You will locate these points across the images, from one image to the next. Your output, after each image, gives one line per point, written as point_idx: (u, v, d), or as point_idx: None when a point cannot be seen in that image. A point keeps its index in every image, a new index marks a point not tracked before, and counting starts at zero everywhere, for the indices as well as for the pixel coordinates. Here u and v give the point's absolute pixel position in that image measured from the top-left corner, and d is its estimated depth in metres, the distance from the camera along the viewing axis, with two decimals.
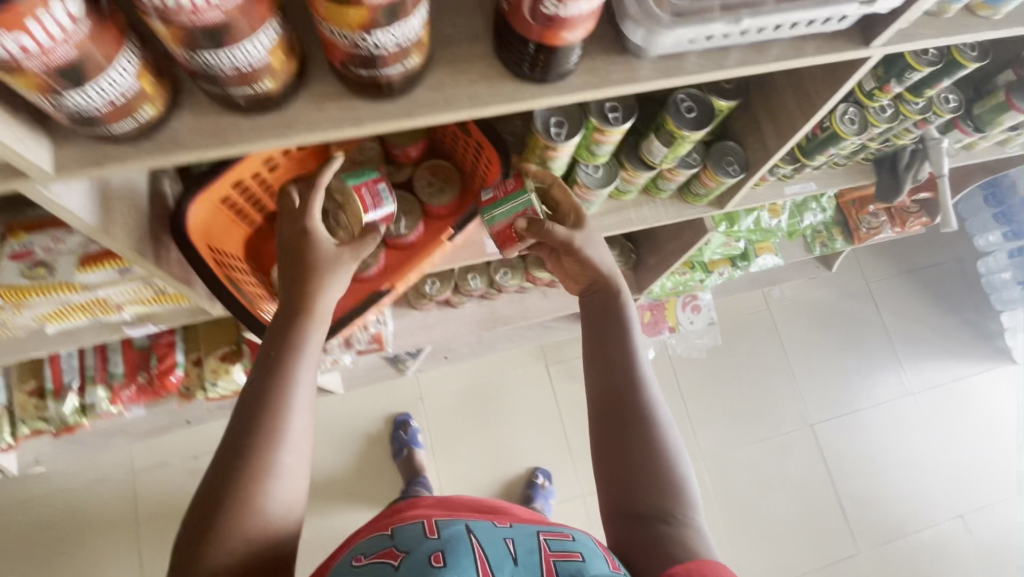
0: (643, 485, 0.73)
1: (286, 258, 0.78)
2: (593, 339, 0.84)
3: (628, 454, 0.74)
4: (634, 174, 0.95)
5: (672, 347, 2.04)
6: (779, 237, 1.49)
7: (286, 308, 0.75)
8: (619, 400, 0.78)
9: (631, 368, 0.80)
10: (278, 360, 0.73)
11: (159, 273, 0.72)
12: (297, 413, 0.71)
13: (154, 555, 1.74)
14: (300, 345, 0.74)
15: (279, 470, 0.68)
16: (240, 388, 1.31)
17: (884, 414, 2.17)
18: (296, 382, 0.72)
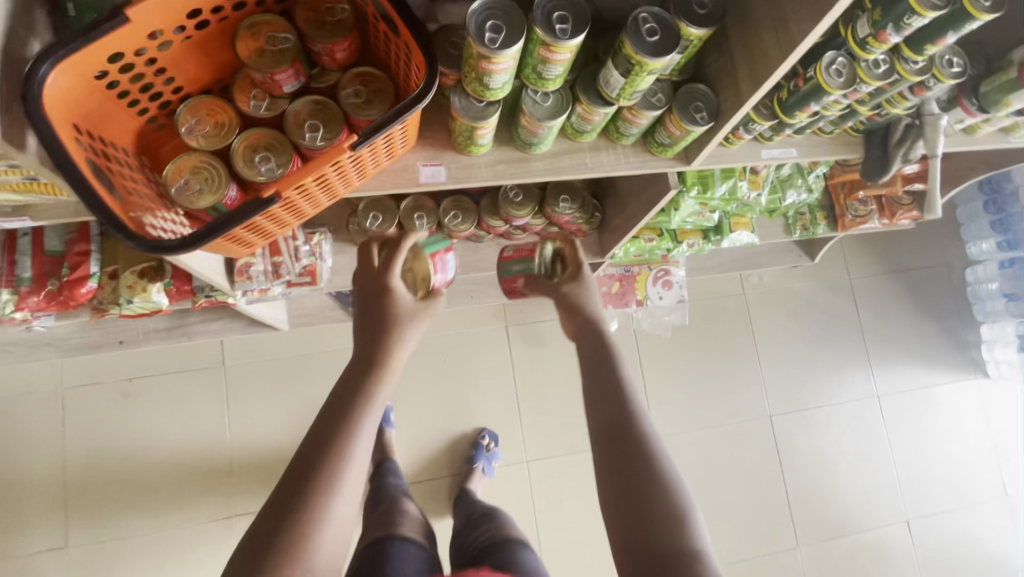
0: (659, 526, 0.65)
1: (363, 316, 0.89)
2: (586, 375, 0.80)
3: (639, 496, 0.67)
4: (590, 110, 0.84)
5: (638, 322, 1.97)
6: (756, 212, 1.40)
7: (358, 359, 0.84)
8: (620, 439, 0.72)
9: (630, 404, 0.75)
10: (347, 407, 0.79)
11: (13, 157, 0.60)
12: (356, 459, 0.76)
13: (78, 475, 1.70)
14: (365, 391, 0.81)
15: (333, 512, 0.72)
16: (159, 308, 1.22)
17: (847, 413, 2.12)
18: (359, 427, 0.78)
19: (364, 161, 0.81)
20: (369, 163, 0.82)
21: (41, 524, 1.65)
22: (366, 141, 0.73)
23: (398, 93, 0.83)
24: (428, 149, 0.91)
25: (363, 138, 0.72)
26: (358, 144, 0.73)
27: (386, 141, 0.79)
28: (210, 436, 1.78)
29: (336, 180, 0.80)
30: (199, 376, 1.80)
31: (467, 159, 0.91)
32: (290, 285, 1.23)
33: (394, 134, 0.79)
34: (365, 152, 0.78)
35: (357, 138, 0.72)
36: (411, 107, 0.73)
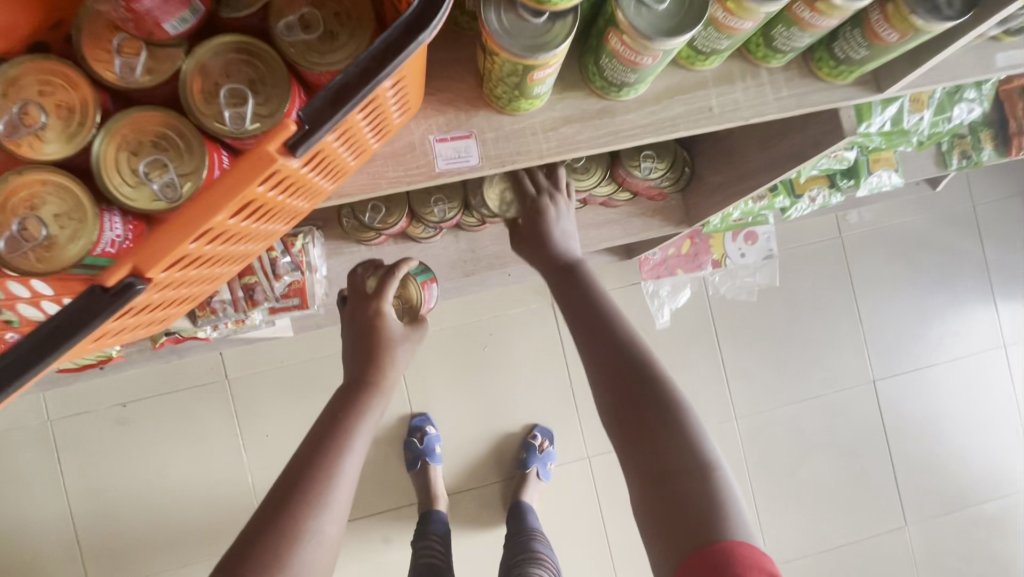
0: (662, 452, 0.62)
1: (353, 339, 0.79)
2: (569, 317, 0.72)
3: (642, 427, 0.63)
4: (738, 13, 0.46)
5: (713, 286, 1.61)
6: (908, 145, 0.99)
7: (350, 374, 0.75)
8: (619, 371, 0.66)
9: (620, 342, 0.67)
10: (344, 413, 0.70)
11: None
12: (354, 459, 0.66)
13: (87, 511, 1.51)
14: (364, 403, 0.72)
15: (330, 512, 0.62)
16: (109, 356, 0.91)
17: (964, 367, 1.77)
18: (360, 429, 0.69)
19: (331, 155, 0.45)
20: (341, 154, 0.46)
21: (55, 567, 1.49)
22: (328, 123, 0.36)
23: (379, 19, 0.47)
24: (444, 114, 0.54)
25: (309, 122, 0.36)
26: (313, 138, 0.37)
27: (363, 112, 0.43)
28: (225, 458, 1.55)
29: (285, 196, 0.45)
30: (202, 392, 1.55)
31: (510, 122, 0.54)
32: (273, 311, 0.89)
33: (380, 96, 0.43)
34: (329, 140, 0.42)
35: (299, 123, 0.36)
36: (410, 46, 0.36)
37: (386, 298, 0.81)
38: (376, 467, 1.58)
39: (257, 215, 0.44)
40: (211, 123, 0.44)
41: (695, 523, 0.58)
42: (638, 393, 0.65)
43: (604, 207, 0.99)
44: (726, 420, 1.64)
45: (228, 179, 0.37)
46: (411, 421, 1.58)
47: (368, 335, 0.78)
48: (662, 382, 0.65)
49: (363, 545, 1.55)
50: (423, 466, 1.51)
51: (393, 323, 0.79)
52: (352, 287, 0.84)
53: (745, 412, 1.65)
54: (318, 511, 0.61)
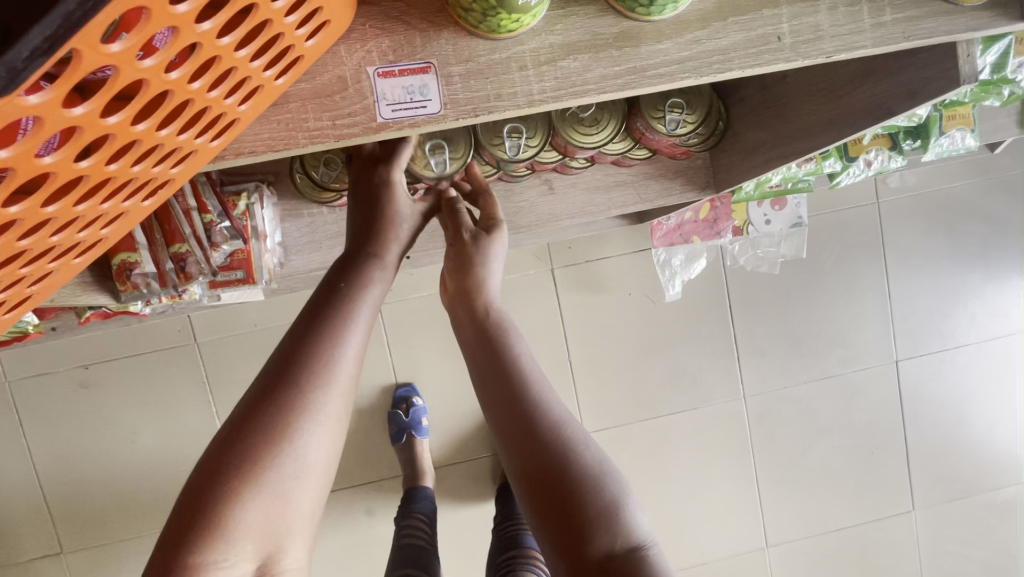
0: (578, 511, 0.48)
1: (355, 203, 0.62)
2: (473, 365, 0.58)
3: (549, 481, 0.49)
4: None
5: (731, 255, 1.45)
6: (995, 99, 0.80)
7: (348, 244, 0.61)
8: (537, 420, 0.52)
9: (534, 397, 0.54)
10: (347, 285, 0.56)
11: None
12: (358, 333, 0.54)
13: (55, 476, 1.43)
14: (368, 275, 0.57)
15: (333, 386, 0.51)
16: (24, 332, 0.78)
17: (996, 349, 1.63)
18: (365, 301, 0.55)
19: (183, 98, 0.30)
20: (205, 94, 0.31)
21: (26, 531, 1.44)
22: (37, 28, 0.23)
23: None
24: (391, 35, 0.37)
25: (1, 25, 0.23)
26: (36, 55, 0.24)
27: (215, 19, 0.28)
28: (198, 425, 1.46)
29: (100, 160, 0.30)
30: (171, 357, 1.43)
31: (491, 52, 0.38)
32: (213, 286, 0.75)
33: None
34: (143, 64, 0.27)
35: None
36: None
37: (399, 164, 0.62)
38: (357, 439, 1.48)
39: (41, 191, 0.29)
40: None
41: None
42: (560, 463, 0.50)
43: (615, 166, 0.82)
44: (733, 398, 1.53)
45: None
46: (395, 393, 1.47)
47: (371, 206, 0.61)
48: (590, 449, 0.51)
49: (345, 516, 1.48)
50: (409, 439, 1.41)
51: (401, 190, 0.62)
52: (355, 150, 0.66)
53: (754, 392, 1.54)
54: (321, 389, 0.50)
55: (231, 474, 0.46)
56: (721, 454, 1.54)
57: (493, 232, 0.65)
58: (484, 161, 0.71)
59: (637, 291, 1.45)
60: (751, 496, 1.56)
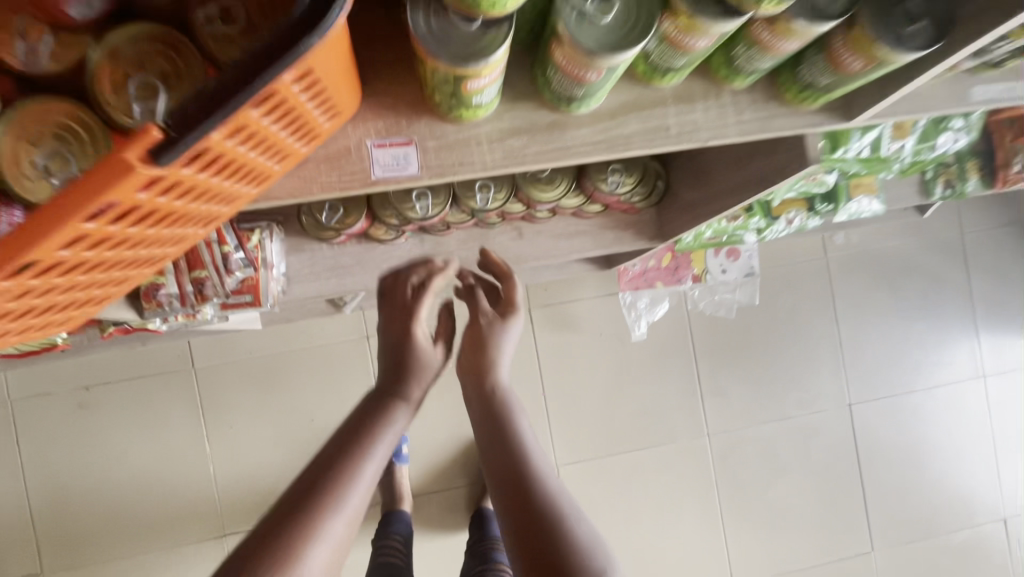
0: None
1: (388, 347, 0.72)
2: (484, 449, 0.63)
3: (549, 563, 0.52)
4: (691, 31, 0.43)
5: (692, 301, 1.59)
6: (890, 171, 0.96)
7: (379, 381, 0.68)
8: (538, 508, 0.55)
9: (536, 483, 0.58)
10: (370, 417, 0.61)
11: None
12: (375, 462, 0.56)
13: (44, 495, 1.48)
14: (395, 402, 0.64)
15: (344, 509, 0.52)
16: (54, 344, 0.89)
17: (942, 396, 1.74)
18: (391, 422, 0.61)
19: (244, 161, 0.41)
20: (256, 159, 0.42)
21: (8, 550, 1.47)
22: (207, 127, 0.31)
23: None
24: (384, 118, 0.51)
25: (176, 130, 0.31)
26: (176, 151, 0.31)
27: (261, 108, 0.36)
28: (187, 448, 1.52)
29: (187, 202, 0.40)
30: (168, 380, 1.52)
31: (456, 132, 0.52)
32: (225, 307, 0.87)
33: (290, 98, 0.38)
34: (230, 145, 0.37)
35: (164, 129, 0.31)
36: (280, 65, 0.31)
37: (420, 315, 0.75)
38: None
39: (129, 219, 0.36)
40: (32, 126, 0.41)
41: None
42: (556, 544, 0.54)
43: (574, 217, 0.96)
44: (698, 435, 1.62)
45: (92, 182, 0.31)
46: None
47: (403, 347, 0.71)
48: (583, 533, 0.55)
49: None
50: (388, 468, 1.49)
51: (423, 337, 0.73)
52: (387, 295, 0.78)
53: (717, 429, 1.63)
54: (333, 504, 0.51)
55: (254, 570, 0.47)
56: (686, 489, 1.61)
57: (507, 320, 0.77)
58: (459, 209, 0.85)
59: (607, 331, 1.57)
60: (716, 532, 1.62)
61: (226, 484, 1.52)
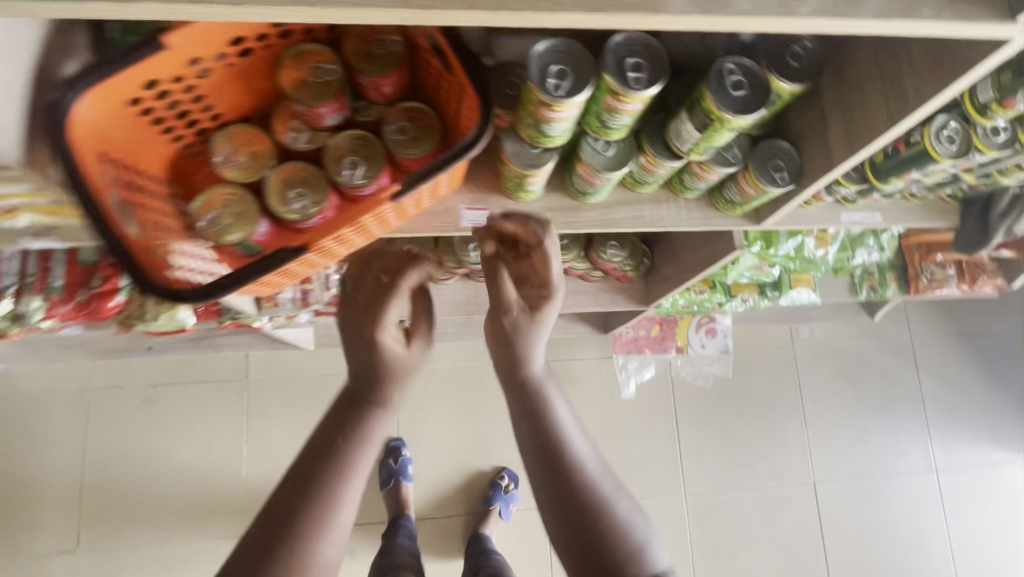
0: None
1: (355, 351, 0.55)
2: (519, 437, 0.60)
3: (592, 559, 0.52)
4: (654, 162, 0.76)
5: (676, 370, 1.86)
6: (820, 271, 1.28)
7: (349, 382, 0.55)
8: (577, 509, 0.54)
9: (575, 477, 0.56)
10: (343, 442, 0.51)
11: (27, 201, 0.70)
12: (350, 504, 0.49)
13: (96, 477, 1.68)
14: (368, 425, 0.52)
15: (314, 572, 0.46)
16: (184, 327, 1.19)
17: (899, 484, 1.93)
18: (364, 460, 0.51)
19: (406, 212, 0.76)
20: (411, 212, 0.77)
21: (54, 524, 1.65)
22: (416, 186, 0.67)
23: (441, 112, 0.75)
24: (469, 192, 0.84)
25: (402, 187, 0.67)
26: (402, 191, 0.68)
27: (430, 187, 0.73)
28: (227, 450, 1.74)
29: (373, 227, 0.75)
30: (222, 387, 1.77)
31: (513, 205, 0.84)
32: (316, 313, 1.17)
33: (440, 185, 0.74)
34: (407, 201, 0.72)
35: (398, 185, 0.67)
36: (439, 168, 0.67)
37: (387, 318, 0.56)
38: None
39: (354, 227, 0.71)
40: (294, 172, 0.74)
41: None
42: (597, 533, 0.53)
43: (581, 278, 1.28)
44: (675, 493, 1.81)
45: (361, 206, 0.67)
46: (389, 445, 1.75)
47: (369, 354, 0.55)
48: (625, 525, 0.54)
49: None
50: (395, 484, 1.67)
51: (394, 345, 0.55)
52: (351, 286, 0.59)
53: (693, 489, 1.82)
54: (303, 566, 0.45)
55: None
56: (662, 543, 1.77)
57: (538, 310, 0.66)
58: None
59: (601, 387, 1.82)
60: None
61: (255, 486, 1.72)
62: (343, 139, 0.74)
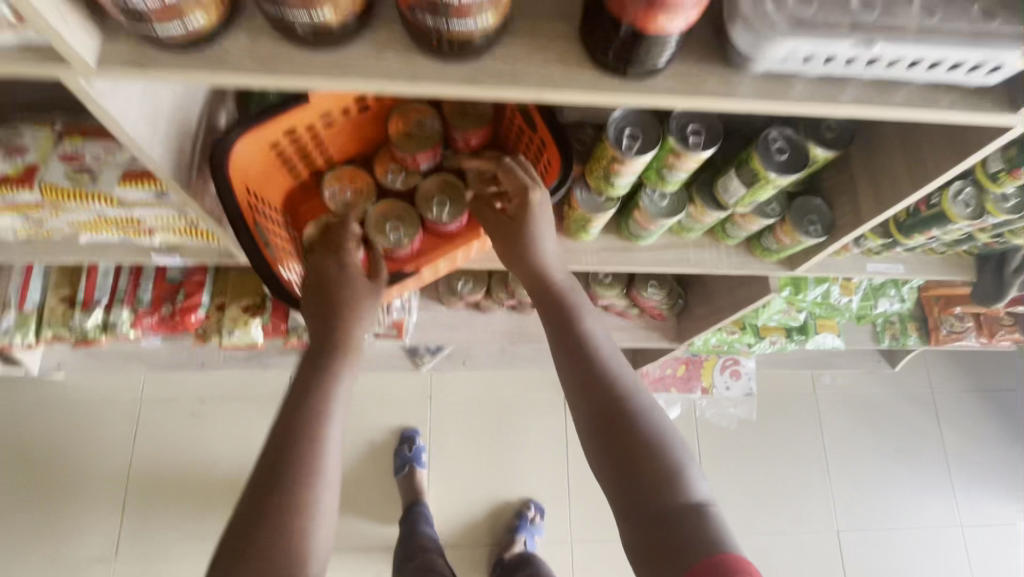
0: (631, 445, 0.67)
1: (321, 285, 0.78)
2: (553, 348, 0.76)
3: (609, 429, 0.68)
4: (702, 211, 0.87)
5: (701, 410, 1.91)
6: (844, 317, 1.37)
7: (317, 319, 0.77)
8: (597, 391, 0.70)
9: (593, 370, 0.72)
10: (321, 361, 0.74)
11: (164, 222, 0.82)
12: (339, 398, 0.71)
13: (139, 487, 1.74)
14: (330, 348, 0.74)
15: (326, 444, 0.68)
16: (254, 342, 1.30)
17: (922, 538, 1.93)
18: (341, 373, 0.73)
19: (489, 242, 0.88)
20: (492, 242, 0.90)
21: (95, 532, 1.70)
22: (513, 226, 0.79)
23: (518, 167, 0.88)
24: None
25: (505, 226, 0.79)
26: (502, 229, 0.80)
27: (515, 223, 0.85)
28: None
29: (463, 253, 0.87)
30: (265, 405, 1.84)
31: (572, 244, 0.96)
32: (376, 335, 1.27)
33: None
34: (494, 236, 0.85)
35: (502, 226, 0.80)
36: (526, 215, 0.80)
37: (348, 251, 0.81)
38: (383, 506, 1.77)
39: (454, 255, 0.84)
40: (395, 206, 0.87)
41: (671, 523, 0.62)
42: (614, 415, 0.69)
43: (619, 314, 1.37)
44: None
45: None
46: (402, 433, 1.82)
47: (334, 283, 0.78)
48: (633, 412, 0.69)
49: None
50: (410, 471, 1.74)
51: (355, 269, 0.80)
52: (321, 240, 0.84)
53: None
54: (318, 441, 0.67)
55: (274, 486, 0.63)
56: None
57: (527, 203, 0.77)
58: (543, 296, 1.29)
59: None
60: None
61: None
62: (433, 181, 0.87)
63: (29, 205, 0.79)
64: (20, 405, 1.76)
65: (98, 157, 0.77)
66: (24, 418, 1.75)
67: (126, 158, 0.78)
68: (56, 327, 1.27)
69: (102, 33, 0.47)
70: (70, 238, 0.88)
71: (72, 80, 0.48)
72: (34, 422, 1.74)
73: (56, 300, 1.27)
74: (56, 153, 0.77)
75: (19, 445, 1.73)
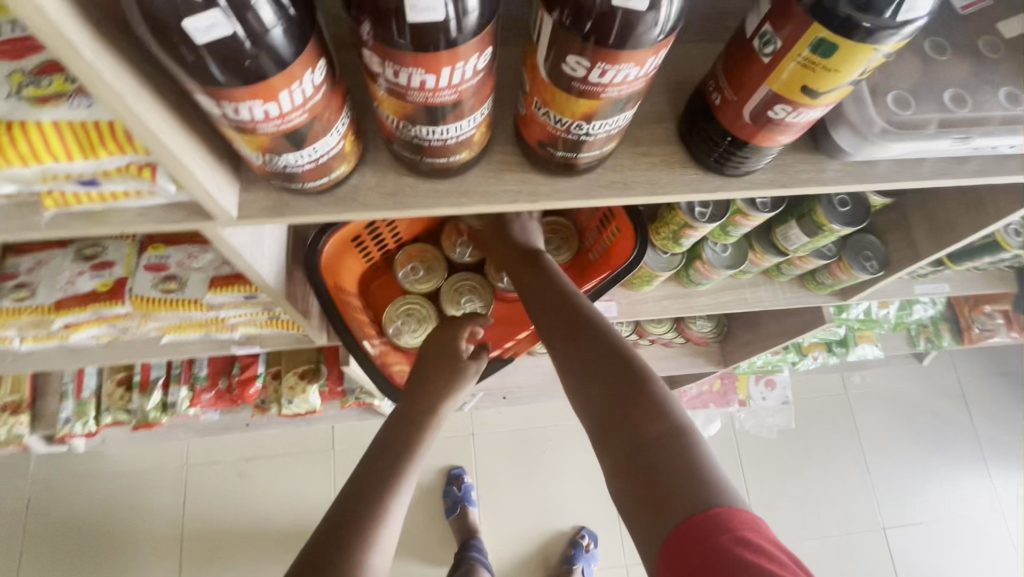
0: (626, 403, 0.61)
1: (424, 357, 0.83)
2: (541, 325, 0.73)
3: (608, 392, 0.63)
4: (761, 257, 0.91)
5: (740, 422, 1.95)
6: (882, 328, 1.40)
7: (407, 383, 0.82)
8: (586, 355, 0.66)
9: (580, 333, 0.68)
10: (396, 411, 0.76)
11: (248, 317, 0.84)
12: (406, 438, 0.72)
13: (193, 558, 1.66)
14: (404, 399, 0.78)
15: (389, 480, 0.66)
16: (313, 408, 1.30)
17: (967, 527, 1.96)
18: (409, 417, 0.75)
19: None
20: None
21: None
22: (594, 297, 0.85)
23: (580, 231, 0.93)
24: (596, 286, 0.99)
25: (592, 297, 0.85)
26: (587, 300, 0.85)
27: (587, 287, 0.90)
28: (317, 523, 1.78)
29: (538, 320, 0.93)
30: (310, 459, 1.79)
31: (634, 294, 1.02)
32: None
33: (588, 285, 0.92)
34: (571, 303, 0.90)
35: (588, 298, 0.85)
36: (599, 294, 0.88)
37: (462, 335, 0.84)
38: (439, 548, 1.77)
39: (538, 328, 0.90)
40: (470, 281, 0.91)
41: (674, 481, 0.54)
42: (609, 380, 0.64)
43: (664, 345, 1.41)
44: None
45: None
46: (449, 473, 1.84)
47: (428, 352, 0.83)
48: (625, 368, 0.64)
49: None
50: (462, 511, 1.74)
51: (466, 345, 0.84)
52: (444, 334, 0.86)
53: None
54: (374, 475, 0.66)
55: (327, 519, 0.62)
56: None
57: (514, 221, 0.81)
58: None
59: None
60: None
61: None
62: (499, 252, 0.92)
63: (117, 315, 0.80)
64: (59, 484, 1.70)
65: (183, 263, 0.79)
66: (65, 498, 1.69)
67: (210, 261, 0.79)
68: (116, 412, 1.28)
69: (240, 184, 0.49)
70: (151, 338, 0.90)
71: (212, 230, 0.49)
72: (76, 500, 1.69)
73: (112, 384, 1.28)
74: (143, 264, 0.78)
75: (61, 527, 1.67)
